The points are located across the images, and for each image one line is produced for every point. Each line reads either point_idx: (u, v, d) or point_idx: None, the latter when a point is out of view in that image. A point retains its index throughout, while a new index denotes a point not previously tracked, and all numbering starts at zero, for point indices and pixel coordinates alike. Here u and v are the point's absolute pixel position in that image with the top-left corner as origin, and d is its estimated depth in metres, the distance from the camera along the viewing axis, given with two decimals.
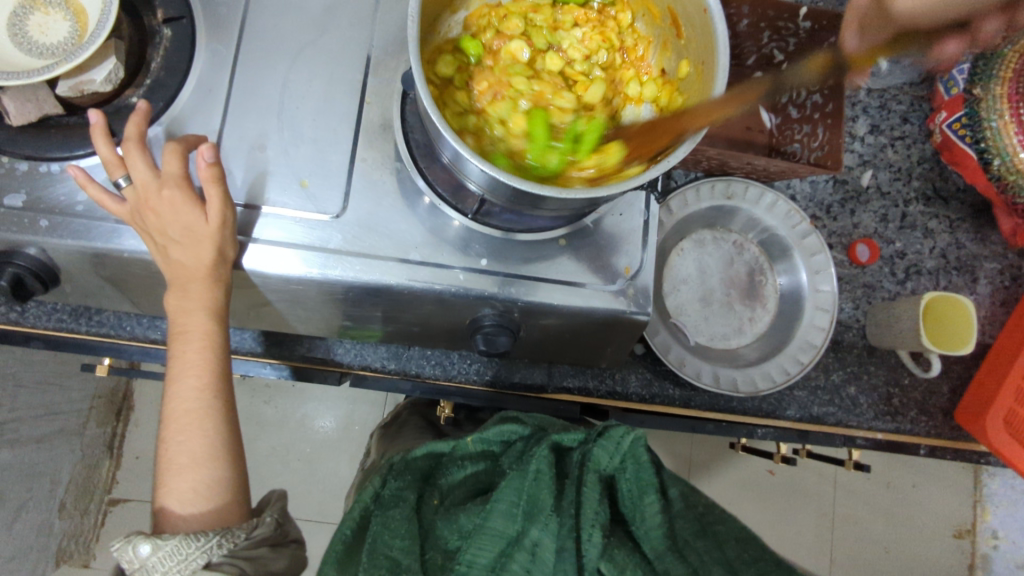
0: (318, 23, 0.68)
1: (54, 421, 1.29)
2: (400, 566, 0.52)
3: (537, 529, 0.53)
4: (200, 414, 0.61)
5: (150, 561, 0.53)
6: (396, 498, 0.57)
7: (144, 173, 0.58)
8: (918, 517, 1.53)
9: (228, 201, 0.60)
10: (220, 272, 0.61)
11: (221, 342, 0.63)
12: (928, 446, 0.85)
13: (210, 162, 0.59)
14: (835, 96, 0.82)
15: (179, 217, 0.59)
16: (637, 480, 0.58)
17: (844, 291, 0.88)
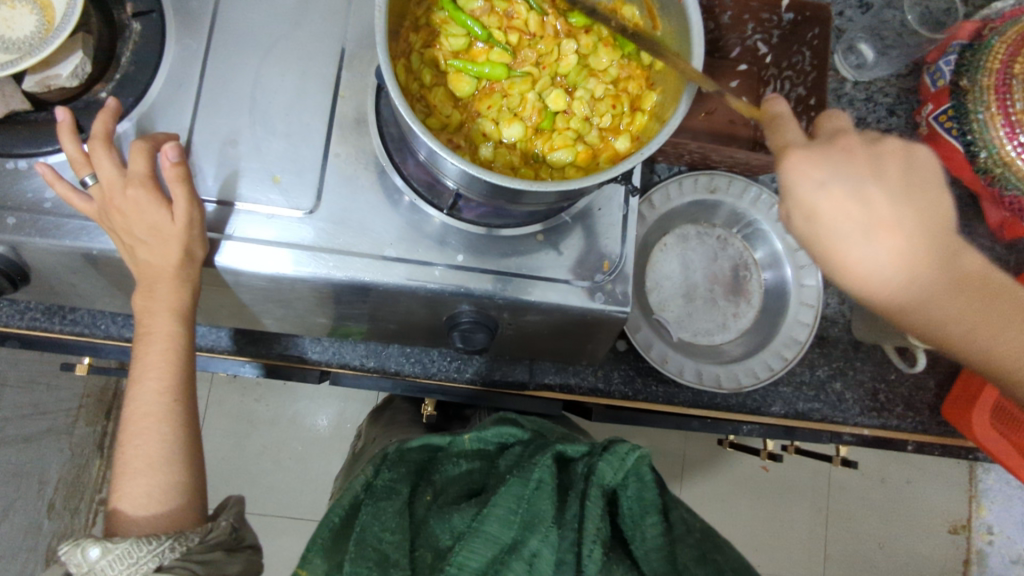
0: (291, 16, 0.67)
1: (42, 421, 1.28)
2: (388, 560, 0.52)
3: (536, 539, 0.53)
4: (157, 417, 0.61)
5: (99, 565, 0.52)
6: (389, 490, 0.57)
7: (111, 172, 0.58)
8: (913, 513, 1.53)
9: (196, 199, 0.59)
10: (188, 271, 0.60)
11: (186, 343, 0.63)
12: (915, 441, 0.85)
13: (174, 161, 0.57)
14: (818, 88, 0.78)
15: (146, 217, 0.58)
16: (639, 499, 0.57)
17: (829, 285, 0.87)
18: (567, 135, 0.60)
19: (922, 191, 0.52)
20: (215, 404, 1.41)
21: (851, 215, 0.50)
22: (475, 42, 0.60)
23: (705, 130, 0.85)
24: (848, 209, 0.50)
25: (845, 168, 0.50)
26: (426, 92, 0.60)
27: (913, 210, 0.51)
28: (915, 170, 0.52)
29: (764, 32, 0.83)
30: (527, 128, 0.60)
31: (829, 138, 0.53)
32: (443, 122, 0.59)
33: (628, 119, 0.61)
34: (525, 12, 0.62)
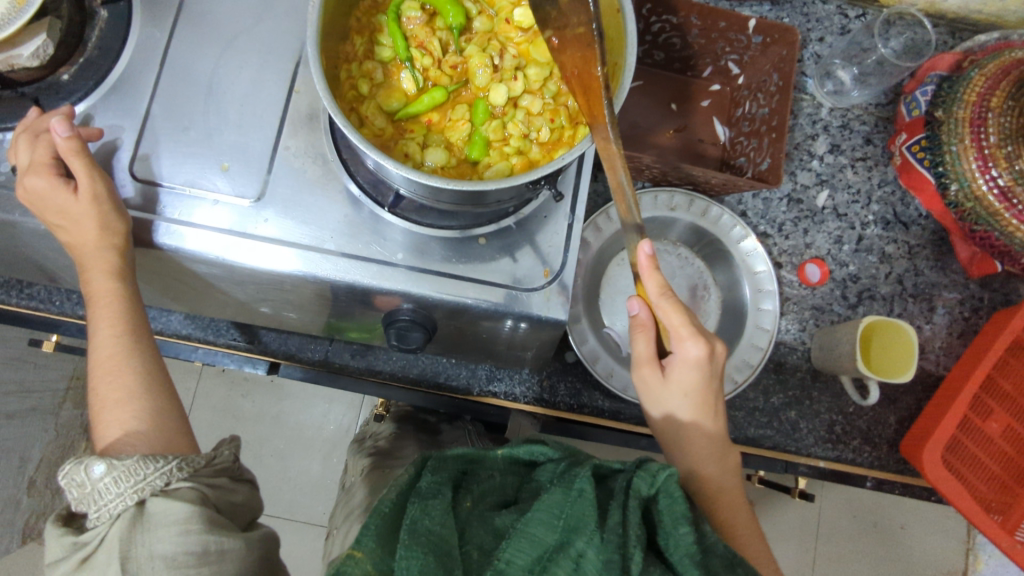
0: (255, 12, 0.68)
1: (27, 399, 1.30)
2: (444, 554, 0.47)
3: (581, 541, 0.48)
4: (122, 355, 0.62)
5: (103, 482, 0.53)
6: (436, 490, 0.50)
7: (25, 158, 0.59)
8: (907, 561, 1.47)
9: (97, 173, 0.59)
10: (109, 238, 0.60)
11: (132, 293, 0.64)
12: (874, 478, 0.82)
13: (65, 135, 0.58)
14: (781, 110, 0.77)
15: (55, 201, 0.58)
16: (671, 511, 0.51)
17: (791, 312, 0.84)
18: (504, 149, 0.62)
19: (716, 393, 0.66)
20: (201, 396, 1.42)
21: (678, 397, 0.64)
22: (408, 51, 0.61)
23: (673, 147, 0.85)
24: (679, 368, 0.63)
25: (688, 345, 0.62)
26: (360, 102, 0.61)
27: (715, 392, 0.65)
28: (718, 372, 0.65)
29: (735, 52, 0.82)
30: (462, 136, 0.62)
31: (669, 300, 0.60)
32: (376, 133, 0.60)
33: (566, 127, 0.63)
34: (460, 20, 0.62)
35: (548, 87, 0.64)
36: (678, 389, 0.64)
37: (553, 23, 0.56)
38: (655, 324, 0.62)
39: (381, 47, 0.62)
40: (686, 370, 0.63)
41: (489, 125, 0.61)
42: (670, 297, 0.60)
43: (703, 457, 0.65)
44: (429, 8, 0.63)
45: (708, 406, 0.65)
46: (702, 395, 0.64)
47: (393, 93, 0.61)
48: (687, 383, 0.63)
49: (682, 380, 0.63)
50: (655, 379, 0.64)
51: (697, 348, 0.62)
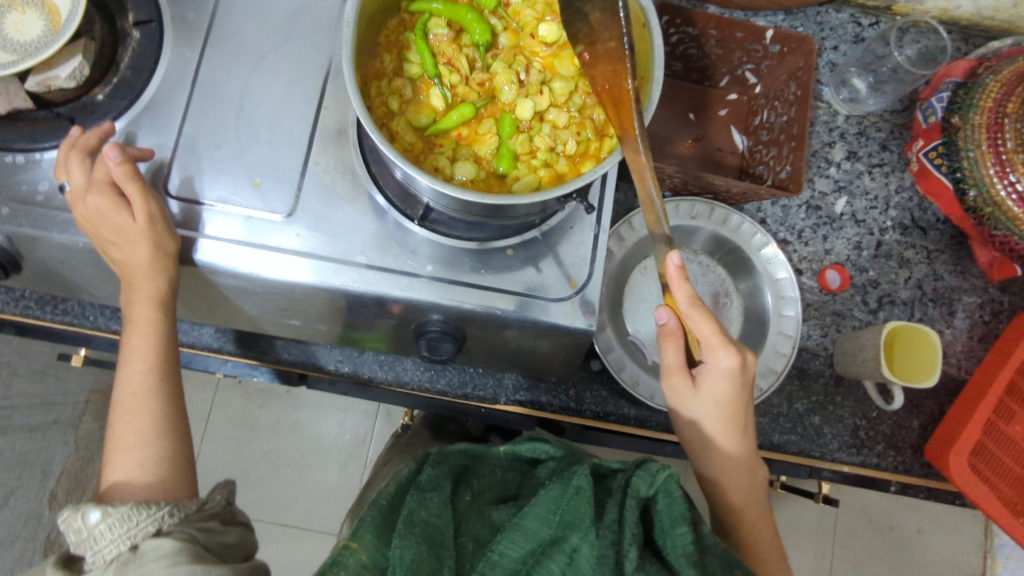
0: (283, 30, 0.70)
1: (49, 412, 1.32)
2: (436, 543, 0.52)
3: (576, 537, 0.51)
4: (146, 395, 0.63)
5: (97, 529, 0.54)
6: (433, 484, 0.56)
7: (80, 177, 0.60)
8: (922, 564, 1.47)
9: (151, 195, 0.61)
10: (162, 262, 0.62)
11: (167, 328, 0.65)
12: (897, 482, 0.82)
13: (118, 160, 0.60)
14: (801, 117, 0.78)
15: (113, 220, 0.60)
16: (671, 512, 0.54)
17: (812, 317, 0.85)
18: (532, 162, 0.63)
19: (745, 402, 0.66)
20: (218, 408, 1.43)
21: (710, 406, 0.64)
22: (436, 67, 0.62)
23: (692, 157, 0.86)
24: (710, 378, 0.63)
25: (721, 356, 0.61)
26: (389, 118, 0.62)
27: (744, 401, 0.65)
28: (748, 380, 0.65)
29: (752, 62, 0.83)
30: (491, 151, 0.63)
31: (699, 311, 0.60)
32: (406, 148, 0.62)
33: (592, 140, 0.64)
34: (486, 37, 0.63)
35: (573, 100, 0.64)
36: (709, 399, 0.64)
37: (584, 39, 0.58)
38: (685, 334, 0.62)
39: (410, 63, 0.62)
40: (718, 380, 0.63)
41: (517, 138, 0.62)
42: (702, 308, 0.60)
43: (730, 465, 0.68)
44: (456, 25, 0.64)
45: (738, 414, 0.66)
46: (733, 403, 0.64)
47: (422, 109, 0.63)
48: (720, 393, 0.63)
49: (714, 390, 0.64)
50: (686, 390, 0.65)
51: (730, 356, 0.61)
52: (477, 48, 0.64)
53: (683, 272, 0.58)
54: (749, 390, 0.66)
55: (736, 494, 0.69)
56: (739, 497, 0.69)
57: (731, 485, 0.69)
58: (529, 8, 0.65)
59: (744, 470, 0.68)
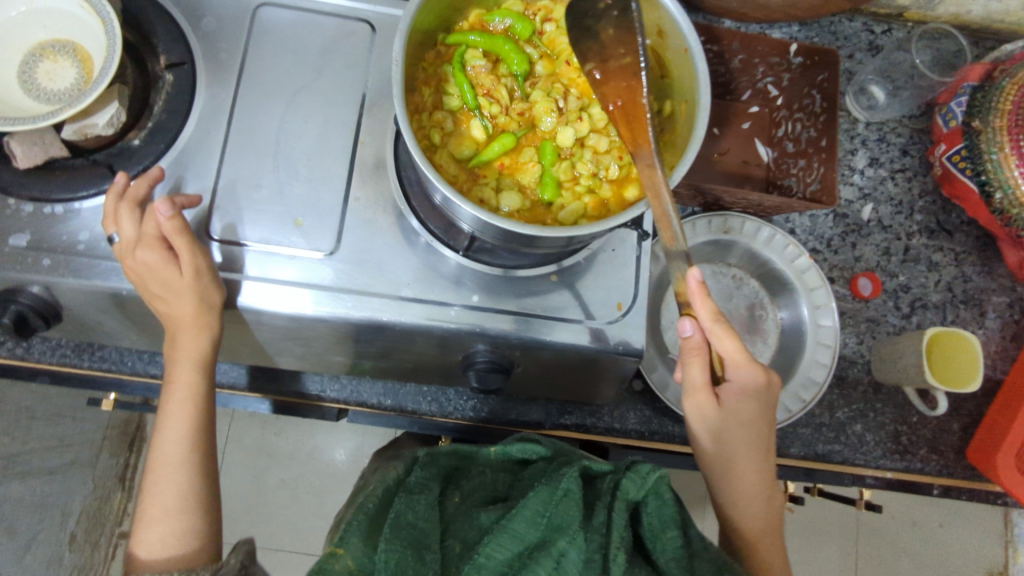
0: (315, 66, 0.70)
1: (65, 453, 1.26)
2: (422, 546, 0.51)
3: (564, 541, 0.50)
4: (178, 463, 0.63)
5: None
6: (422, 486, 0.55)
7: (130, 230, 0.60)
8: (946, 558, 1.46)
9: (200, 249, 0.61)
10: (206, 318, 0.62)
11: (206, 391, 0.66)
12: (940, 485, 0.83)
13: (169, 215, 0.59)
14: (829, 129, 0.80)
15: (162, 275, 0.60)
16: (659, 516, 0.55)
17: (847, 325, 0.85)
18: (576, 189, 0.63)
19: (765, 423, 0.65)
20: (233, 438, 1.38)
21: (734, 427, 0.63)
22: (475, 98, 0.63)
23: (718, 172, 0.86)
24: (733, 399, 0.62)
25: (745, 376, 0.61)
26: (432, 151, 0.62)
27: (766, 423, 0.65)
28: (769, 401, 0.64)
29: (773, 74, 0.85)
30: (535, 179, 0.63)
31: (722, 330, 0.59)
32: (450, 181, 0.61)
33: (635, 163, 0.64)
34: (525, 67, 0.63)
35: (613, 124, 0.64)
36: (732, 420, 0.63)
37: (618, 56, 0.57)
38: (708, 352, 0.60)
39: (449, 97, 0.63)
40: (739, 400, 0.62)
41: (561, 166, 0.62)
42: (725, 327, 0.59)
43: (747, 491, 0.66)
44: (492, 56, 0.65)
45: (759, 436, 0.65)
46: (755, 425, 0.64)
47: (463, 141, 0.63)
48: (742, 413, 0.63)
49: (740, 410, 0.63)
50: (712, 410, 0.63)
51: (753, 375, 0.61)
52: (515, 78, 0.64)
53: (704, 286, 0.56)
54: (769, 412, 0.65)
55: (750, 524, 0.67)
56: (755, 525, 0.67)
57: (747, 513, 0.67)
58: (564, 34, 0.65)
59: (761, 495, 0.67)
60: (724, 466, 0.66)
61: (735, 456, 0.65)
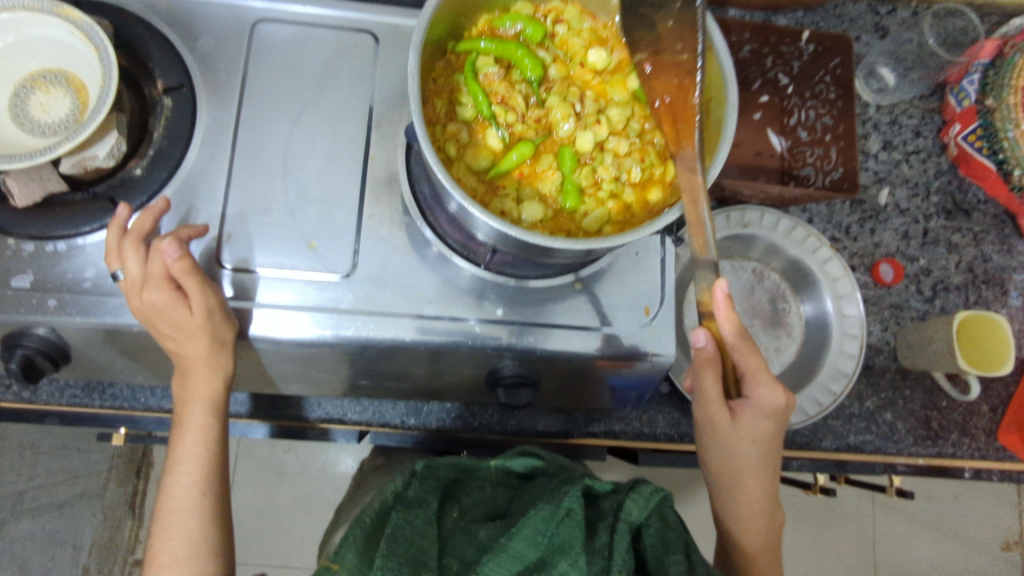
0: (318, 82, 0.67)
1: (73, 486, 1.23)
2: (421, 560, 0.48)
3: (564, 563, 0.48)
4: (189, 511, 0.60)
5: None
6: (421, 500, 0.54)
7: (135, 268, 0.57)
8: (962, 527, 1.43)
9: (209, 288, 0.58)
10: (217, 358, 0.60)
11: (218, 435, 0.64)
12: (972, 469, 0.82)
13: (177, 256, 0.56)
14: (845, 119, 0.83)
15: (170, 315, 0.57)
16: (661, 539, 0.53)
17: (871, 313, 0.85)
18: (599, 195, 0.61)
19: (777, 444, 0.67)
20: (243, 456, 1.34)
21: (746, 443, 0.64)
22: (490, 107, 0.61)
23: (732, 164, 0.84)
24: (751, 415, 0.64)
25: (765, 396, 0.63)
26: (448, 164, 0.60)
27: (778, 444, 0.67)
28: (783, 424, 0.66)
29: (784, 65, 0.87)
30: (557, 188, 0.60)
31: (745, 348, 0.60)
32: (469, 194, 0.59)
33: (657, 164, 0.62)
34: (538, 72, 0.61)
35: (631, 125, 0.62)
36: (749, 435, 0.64)
37: (650, 48, 0.57)
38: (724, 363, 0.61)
39: (463, 107, 0.61)
40: (756, 418, 0.64)
41: (582, 173, 0.60)
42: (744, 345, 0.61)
43: (751, 507, 0.67)
44: (504, 62, 0.63)
45: (771, 453, 0.66)
46: (771, 443, 0.66)
47: (480, 152, 0.60)
48: (757, 431, 0.64)
49: (752, 426, 0.64)
50: (723, 419, 0.64)
51: (772, 393, 0.63)
52: (528, 85, 0.62)
53: (731, 300, 0.56)
54: (781, 434, 0.66)
55: (751, 540, 0.67)
56: (755, 544, 0.67)
57: (749, 528, 0.67)
58: (576, 36, 0.64)
59: (765, 512, 0.67)
60: (734, 478, 0.66)
61: (741, 466, 0.66)
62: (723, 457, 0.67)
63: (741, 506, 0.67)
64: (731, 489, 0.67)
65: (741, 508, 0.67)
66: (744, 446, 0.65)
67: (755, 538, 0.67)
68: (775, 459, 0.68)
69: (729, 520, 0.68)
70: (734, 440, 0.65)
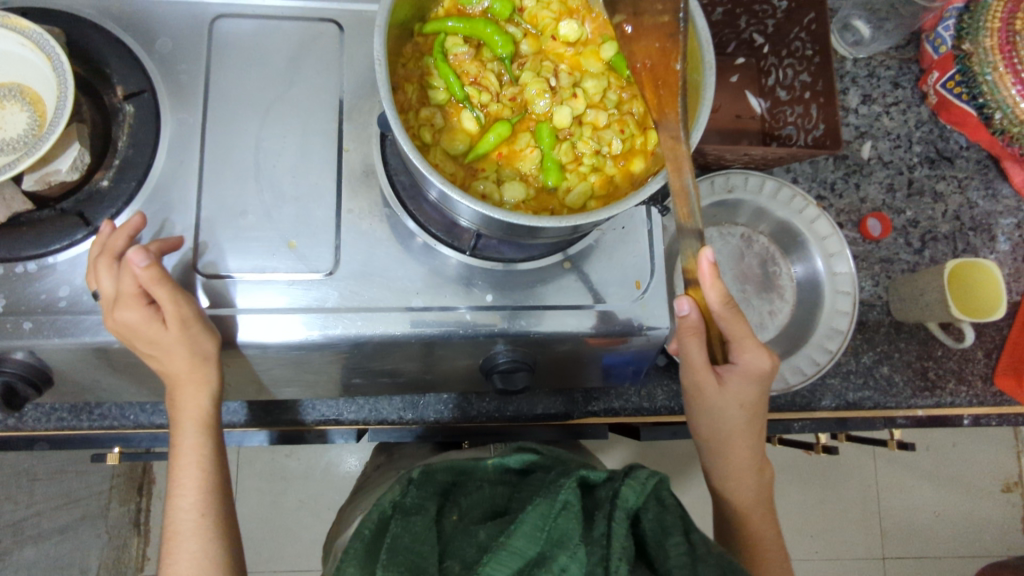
0: (284, 76, 0.65)
1: (75, 508, 1.21)
2: (421, 567, 0.48)
3: (564, 555, 0.48)
4: (194, 531, 0.59)
5: None
6: (418, 506, 0.53)
7: (109, 286, 0.55)
8: (965, 475, 1.45)
9: (185, 297, 0.56)
10: (204, 372, 0.59)
11: (216, 452, 0.63)
12: (971, 415, 0.82)
13: (145, 265, 0.54)
14: (823, 72, 0.81)
15: (148, 333, 0.56)
16: (661, 522, 0.52)
17: (862, 269, 0.86)
18: (580, 170, 0.59)
19: (764, 404, 0.67)
20: (244, 464, 1.32)
21: (734, 408, 0.64)
22: (462, 88, 0.59)
23: (713, 130, 0.88)
24: (738, 380, 0.63)
25: (752, 361, 0.62)
26: (424, 150, 0.58)
27: (765, 405, 0.66)
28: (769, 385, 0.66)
29: (759, 22, 0.85)
30: (537, 166, 0.59)
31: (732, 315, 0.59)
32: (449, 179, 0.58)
33: (637, 134, 0.60)
34: (508, 49, 0.59)
35: (609, 97, 0.61)
36: (736, 400, 0.64)
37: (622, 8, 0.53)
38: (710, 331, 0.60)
39: (434, 90, 0.59)
40: (743, 383, 0.63)
41: (561, 148, 0.59)
42: (729, 311, 0.59)
43: (743, 468, 0.67)
44: (474, 40, 0.61)
45: (758, 415, 0.66)
46: (758, 405, 0.66)
47: (456, 135, 0.59)
48: (745, 395, 0.64)
49: (739, 391, 0.64)
50: (710, 387, 0.63)
51: (759, 357, 0.62)
52: (500, 62, 0.61)
53: (716, 268, 0.54)
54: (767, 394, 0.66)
55: (745, 499, 0.68)
56: (748, 502, 0.68)
57: (741, 488, 0.68)
58: (545, 9, 0.62)
59: (756, 471, 0.68)
60: (724, 442, 0.67)
61: (728, 430, 0.66)
62: (712, 423, 0.66)
63: (733, 467, 0.67)
64: (722, 453, 0.67)
65: (732, 470, 0.67)
66: (732, 411, 0.64)
67: (749, 497, 0.68)
68: (762, 418, 0.68)
69: (720, 482, 0.69)
70: (722, 406, 0.64)
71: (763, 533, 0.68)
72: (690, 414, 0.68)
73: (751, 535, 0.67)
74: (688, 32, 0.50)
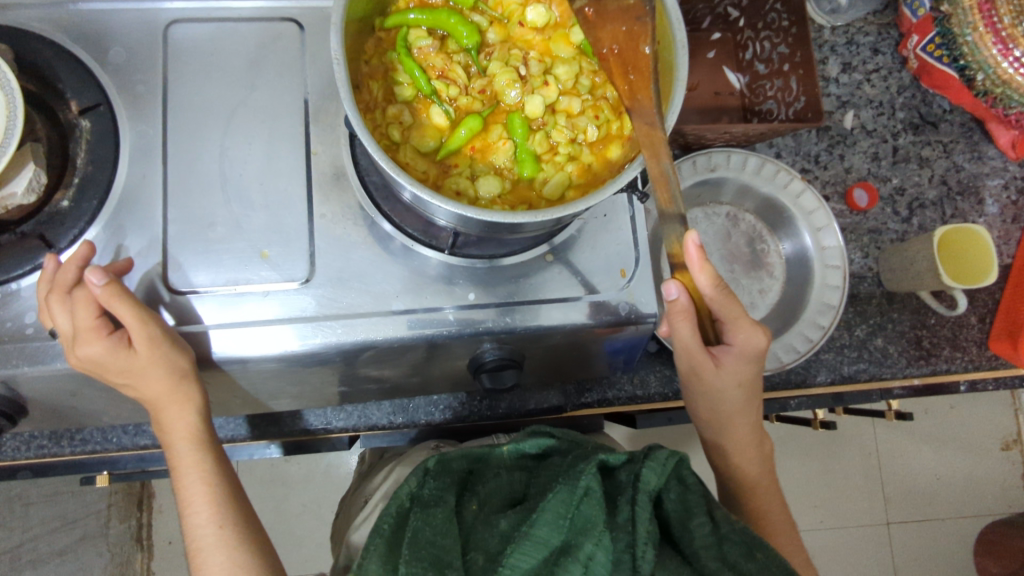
0: (245, 80, 0.63)
1: (74, 530, 1.19)
2: (444, 561, 0.47)
3: (590, 543, 0.47)
4: (216, 546, 0.58)
5: None
6: (437, 498, 0.52)
7: (65, 323, 0.53)
8: (964, 437, 1.45)
9: (146, 316, 0.54)
10: (180, 391, 0.57)
11: (219, 464, 0.61)
12: (968, 381, 0.82)
13: (103, 285, 0.53)
14: (801, 43, 0.80)
15: (116, 363, 0.55)
16: (683, 503, 0.51)
17: (850, 241, 0.85)
18: (556, 160, 0.58)
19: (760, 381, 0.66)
20: (244, 474, 1.31)
21: (733, 388, 0.63)
22: (428, 83, 0.57)
23: (692, 108, 0.86)
24: (735, 360, 0.62)
25: (749, 341, 0.61)
26: (394, 150, 0.56)
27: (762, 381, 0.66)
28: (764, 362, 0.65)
29: None
30: (512, 158, 0.57)
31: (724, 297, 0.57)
32: (422, 178, 0.56)
33: (612, 120, 0.59)
34: (474, 39, 0.57)
35: (581, 82, 0.59)
36: (734, 380, 0.63)
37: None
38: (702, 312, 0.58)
39: (401, 87, 0.57)
40: (739, 362, 0.62)
41: (535, 138, 0.57)
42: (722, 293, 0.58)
43: (745, 447, 0.67)
44: (438, 32, 0.59)
45: (756, 391, 0.65)
46: (755, 383, 0.64)
47: (426, 132, 0.57)
48: (742, 374, 0.63)
49: (736, 371, 0.62)
50: (708, 370, 0.62)
51: (754, 336, 0.61)
52: (467, 53, 0.59)
53: (703, 251, 0.52)
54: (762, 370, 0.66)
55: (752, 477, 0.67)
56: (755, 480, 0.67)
57: (746, 466, 0.67)
58: None
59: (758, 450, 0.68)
60: (725, 422, 0.66)
61: (728, 410, 0.65)
62: (711, 405, 0.65)
63: (735, 448, 0.67)
64: (723, 434, 0.66)
65: (734, 449, 0.67)
66: (730, 391, 0.63)
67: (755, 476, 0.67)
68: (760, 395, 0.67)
69: (723, 461, 0.68)
70: (721, 388, 0.63)
71: (773, 507, 0.66)
72: (688, 397, 0.67)
73: (760, 514, 0.66)
74: (657, 13, 0.48)
